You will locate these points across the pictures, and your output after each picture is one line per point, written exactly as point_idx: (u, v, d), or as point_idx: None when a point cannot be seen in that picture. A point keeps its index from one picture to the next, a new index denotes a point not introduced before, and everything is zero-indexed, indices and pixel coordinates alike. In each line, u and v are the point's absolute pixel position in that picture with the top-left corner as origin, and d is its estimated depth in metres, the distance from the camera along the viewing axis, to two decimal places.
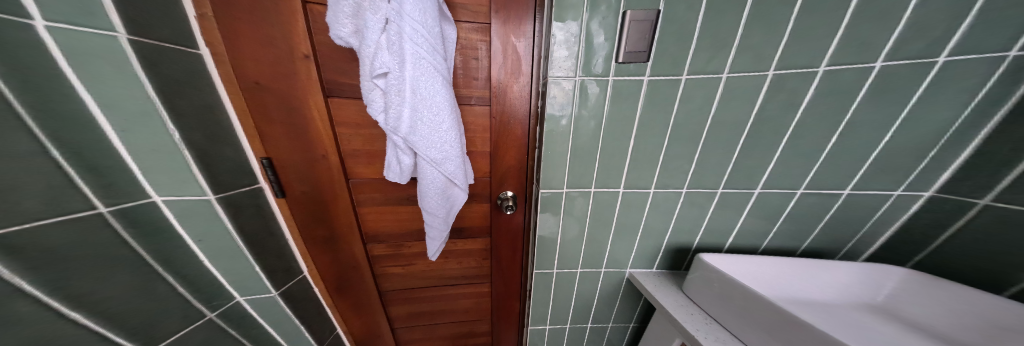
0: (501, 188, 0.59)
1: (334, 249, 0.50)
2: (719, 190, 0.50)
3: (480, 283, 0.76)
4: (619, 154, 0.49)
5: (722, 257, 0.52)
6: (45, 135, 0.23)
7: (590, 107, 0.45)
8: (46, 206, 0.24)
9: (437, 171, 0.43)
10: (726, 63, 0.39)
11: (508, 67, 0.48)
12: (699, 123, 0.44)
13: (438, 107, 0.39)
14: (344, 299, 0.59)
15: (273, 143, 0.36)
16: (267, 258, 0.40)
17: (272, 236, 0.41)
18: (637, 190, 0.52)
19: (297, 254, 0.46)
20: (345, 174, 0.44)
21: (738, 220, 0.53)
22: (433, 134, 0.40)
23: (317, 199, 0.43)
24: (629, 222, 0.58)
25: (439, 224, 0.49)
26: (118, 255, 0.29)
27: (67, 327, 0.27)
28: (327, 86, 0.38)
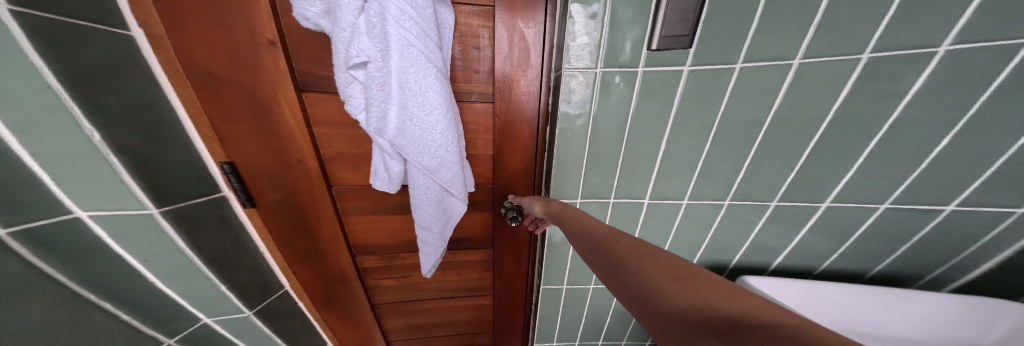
0: (505, 196, 0.52)
1: (319, 261, 0.45)
2: (774, 203, 0.41)
3: (481, 296, 0.70)
4: (647, 159, 0.41)
5: (773, 282, 0.44)
6: None
7: (612, 104, 0.37)
8: None
9: (431, 180, 0.37)
10: (801, 45, 0.29)
11: (514, 59, 0.41)
12: (753, 123, 0.35)
13: (431, 105, 0.33)
14: (332, 313, 0.54)
15: (239, 148, 0.30)
16: (237, 276, 0.35)
17: (243, 251, 0.35)
18: (666, 200, 0.44)
19: (275, 268, 0.41)
20: (327, 181, 0.39)
21: (795, 238, 0.44)
22: (425, 137, 0.34)
23: (295, 209, 0.38)
24: (654, 236, 0.50)
25: (434, 238, 0.43)
26: (32, 294, 0.21)
27: None
28: (301, 78, 0.32)
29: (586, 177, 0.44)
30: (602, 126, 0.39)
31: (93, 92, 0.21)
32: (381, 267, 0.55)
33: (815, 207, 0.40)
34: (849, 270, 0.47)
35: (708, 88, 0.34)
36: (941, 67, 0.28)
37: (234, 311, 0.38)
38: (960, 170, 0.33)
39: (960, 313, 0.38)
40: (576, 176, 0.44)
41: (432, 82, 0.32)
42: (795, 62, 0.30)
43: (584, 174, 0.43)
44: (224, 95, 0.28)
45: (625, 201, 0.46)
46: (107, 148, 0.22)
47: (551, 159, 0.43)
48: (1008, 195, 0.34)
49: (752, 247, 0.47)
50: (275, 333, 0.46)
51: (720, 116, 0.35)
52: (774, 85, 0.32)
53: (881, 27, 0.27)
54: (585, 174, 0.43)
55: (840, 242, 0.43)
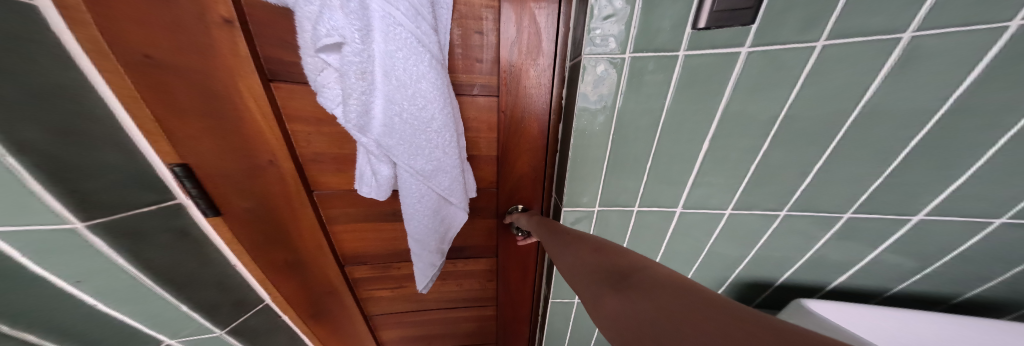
0: (511, 202, 0.46)
1: (303, 273, 0.41)
2: (846, 214, 0.33)
3: (484, 308, 0.65)
4: (684, 162, 0.34)
5: (834, 307, 0.37)
6: None
7: (643, 95, 0.30)
8: None
9: (425, 187, 0.32)
10: (922, 9, 0.21)
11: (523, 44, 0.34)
12: (829, 117, 0.27)
13: (424, 98, 0.27)
14: (322, 328, 0.50)
15: (195, 147, 0.26)
16: (202, 294, 0.31)
17: (208, 265, 0.31)
18: (704, 209, 0.37)
19: (252, 281, 0.37)
20: (305, 183, 0.36)
21: (866, 258, 0.36)
22: (418, 137, 0.28)
23: (268, 217, 0.34)
24: (685, 250, 0.42)
25: (430, 252, 0.38)
26: None
27: None
28: (268, 67, 0.28)
29: (607, 183, 0.37)
30: (629, 123, 0.32)
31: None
32: (373, 277, 0.51)
33: (901, 221, 0.32)
34: (933, 297, 0.38)
35: (771, 74, 0.26)
36: None
37: (203, 331, 0.34)
38: None
39: None
40: (595, 182, 0.37)
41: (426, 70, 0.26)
42: (905, 36, 0.22)
43: (604, 179, 0.37)
44: (169, 83, 0.24)
45: (653, 210, 0.39)
46: (1, 148, 0.17)
47: (566, 163, 0.37)
48: None
49: (807, 265, 0.39)
50: None
51: (784, 110, 0.28)
52: (867, 69, 0.24)
53: None
54: (606, 178, 0.37)
55: (926, 263, 0.35)
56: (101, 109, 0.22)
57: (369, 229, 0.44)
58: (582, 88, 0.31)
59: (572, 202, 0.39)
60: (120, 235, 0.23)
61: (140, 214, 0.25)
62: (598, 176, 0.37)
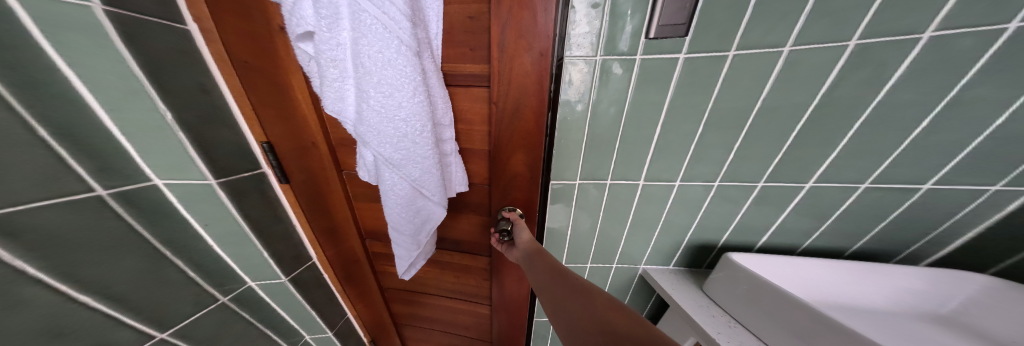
0: (505, 197, 0.53)
1: (338, 241, 0.51)
2: (760, 183, 0.44)
3: (479, 303, 0.74)
4: (643, 143, 0.44)
5: (755, 258, 0.48)
6: (30, 114, 0.20)
7: (611, 91, 0.40)
8: (35, 187, 0.22)
9: (398, 175, 0.38)
10: (791, 33, 0.31)
11: (517, 32, 0.36)
12: (741, 110, 0.37)
13: (391, 88, 0.31)
14: (352, 287, 0.61)
15: (274, 130, 0.35)
16: (275, 245, 0.41)
17: (279, 223, 0.41)
18: (659, 182, 0.47)
19: (305, 240, 0.47)
20: (337, 165, 0.45)
21: (780, 218, 0.47)
22: (385, 124, 0.33)
23: (314, 189, 0.43)
24: (647, 217, 0.53)
25: (405, 236, 0.44)
26: (121, 242, 0.28)
27: (84, 312, 0.28)
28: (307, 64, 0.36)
29: (585, 162, 0.47)
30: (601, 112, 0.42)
31: (160, 78, 0.25)
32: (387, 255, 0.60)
33: (798, 187, 0.42)
34: (827, 251, 0.49)
35: (703, 74, 0.36)
36: (925, 52, 0.29)
37: (273, 277, 0.44)
38: (939, 150, 0.35)
39: (930, 284, 0.42)
40: (576, 160, 0.47)
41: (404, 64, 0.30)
42: (785, 49, 0.32)
43: (583, 158, 0.47)
44: (258, 82, 0.32)
45: (621, 184, 0.49)
46: (177, 125, 0.27)
47: (551, 143, 0.46)
48: (986, 173, 0.35)
49: (737, 227, 0.50)
50: (306, 301, 0.52)
51: (713, 103, 0.38)
52: (762, 73, 0.34)
53: (872, 13, 0.28)
54: (584, 158, 0.47)
55: (821, 221, 0.46)
56: (222, 100, 0.31)
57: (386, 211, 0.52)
58: (562, 81, 0.40)
59: (557, 177, 0.49)
60: (233, 192, 0.33)
61: (241, 178, 0.34)
62: (578, 156, 0.47)
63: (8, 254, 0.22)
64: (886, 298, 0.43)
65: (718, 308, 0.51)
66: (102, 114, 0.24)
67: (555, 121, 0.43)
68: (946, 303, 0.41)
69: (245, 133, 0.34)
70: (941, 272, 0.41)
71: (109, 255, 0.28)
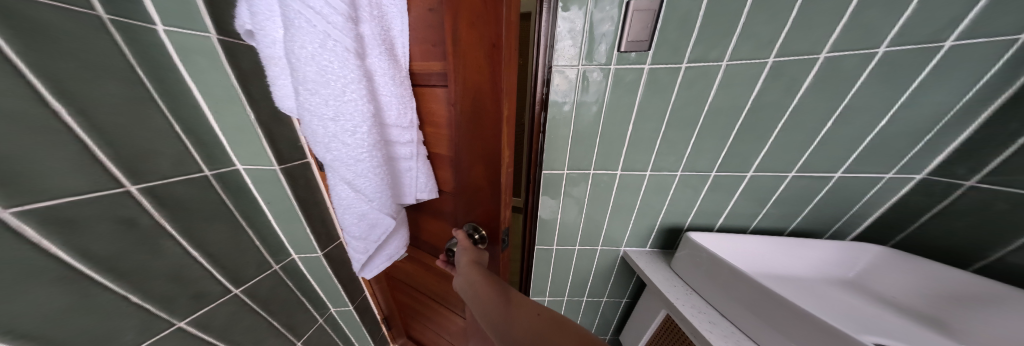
0: (467, 216, 0.43)
1: None
2: (713, 173, 0.53)
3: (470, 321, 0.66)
4: (621, 137, 0.53)
5: (710, 237, 0.57)
6: (168, 111, 0.31)
7: (592, 93, 0.49)
8: (172, 164, 0.32)
9: (336, 178, 0.34)
10: (727, 51, 0.41)
11: (472, 19, 0.29)
12: (694, 112, 0.47)
13: (313, 84, 0.27)
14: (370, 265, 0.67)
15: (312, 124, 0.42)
16: (315, 224, 0.50)
17: (318, 204, 0.50)
18: (633, 172, 0.57)
19: (334, 222, 0.56)
20: None
21: (731, 202, 0.57)
22: (316, 124, 0.30)
23: None
24: (624, 203, 0.62)
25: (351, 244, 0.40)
26: (216, 213, 0.38)
27: (195, 267, 0.37)
28: None
29: (572, 153, 0.56)
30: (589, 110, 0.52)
31: (249, 87, 0.34)
32: None
33: (742, 176, 0.52)
34: (770, 231, 0.59)
35: (666, 79, 0.45)
36: (824, 67, 0.40)
37: (311, 251, 0.53)
38: (843, 143, 0.45)
39: (841, 255, 0.53)
40: (567, 152, 0.56)
41: (337, 59, 0.27)
42: (724, 63, 0.42)
43: (571, 149, 0.56)
44: None
45: (601, 174, 0.58)
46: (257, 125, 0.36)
47: (544, 139, 0.55)
48: (879, 162, 0.46)
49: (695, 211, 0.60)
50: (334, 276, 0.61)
51: (675, 104, 0.47)
52: (708, 80, 0.44)
53: (783, 38, 0.39)
54: (572, 149, 0.56)
55: (763, 204, 0.55)
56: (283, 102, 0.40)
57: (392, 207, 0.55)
58: (551, 85, 0.49)
59: (549, 166, 0.58)
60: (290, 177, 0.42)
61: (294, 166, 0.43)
62: (567, 148, 0.56)
63: (159, 215, 0.32)
64: (811, 266, 0.54)
65: (680, 280, 0.62)
66: (208, 112, 0.35)
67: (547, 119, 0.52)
68: (851, 270, 0.53)
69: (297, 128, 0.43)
70: (848, 245, 0.52)
71: (212, 224, 0.38)
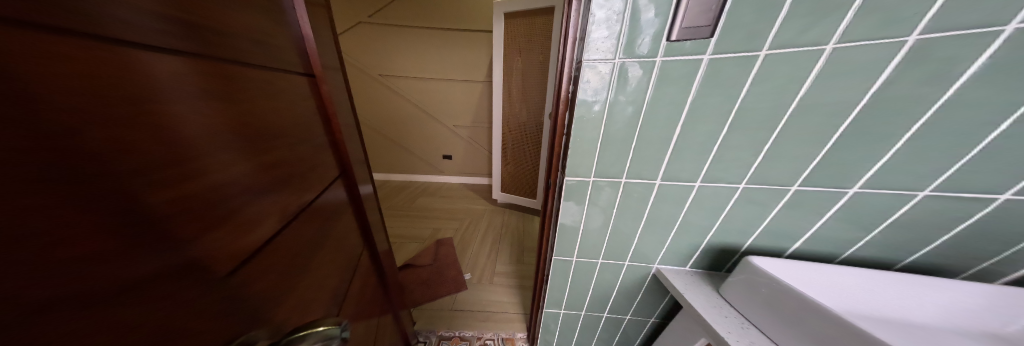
0: None
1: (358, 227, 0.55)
2: (794, 188, 0.42)
3: None
4: (668, 143, 0.43)
5: (777, 262, 0.46)
6: None
7: (628, 92, 0.40)
8: None
9: None
10: (837, 30, 0.30)
11: None
12: (778, 111, 0.36)
13: None
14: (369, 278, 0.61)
15: (305, 130, 0.39)
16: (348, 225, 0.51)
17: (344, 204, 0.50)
18: (679, 183, 0.46)
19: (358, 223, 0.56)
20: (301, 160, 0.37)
21: (814, 224, 0.45)
22: None
23: (324, 173, 0.43)
24: (662, 217, 0.52)
25: None
26: None
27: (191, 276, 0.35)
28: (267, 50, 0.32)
29: (603, 159, 0.47)
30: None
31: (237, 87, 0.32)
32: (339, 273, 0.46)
33: (840, 193, 0.41)
34: (876, 263, 0.46)
35: (741, 69, 0.35)
36: (1005, 47, 0.28)
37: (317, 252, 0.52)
38: (1010, 154, 0.32)
39: (988, 303, 0.39)
40: (598, 157, 0.47)
41: None
42: (828, 47, 0.31)
43: (602, 154, 0.47)
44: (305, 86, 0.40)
45: (638, 184, 0.49)
46: None
47: (568, 143, 0.48)
48: None
49: (755, 232, 0.49)
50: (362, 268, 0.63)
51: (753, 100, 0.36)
52: (799, 73, 0.34)
53: (936, 9, 0.28)
54: (604, 154, 0.47)
55: (869, 229, 0.43)
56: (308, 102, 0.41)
57: (339, 246, 0.47)
58: (583, 82, 0.41)
59: (574, 171, 0.50)
60: (325, 166, 0.44)
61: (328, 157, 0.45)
62: (598, 152, 0.47)
63: None
64: (929, 310, 0.41)
65: (732, 309, 0.49)
66: None
67: (574, 121, 0.45)
68: (1009, 326, 0.38)
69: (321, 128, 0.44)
70: (998, 288, 0.38)
71: None
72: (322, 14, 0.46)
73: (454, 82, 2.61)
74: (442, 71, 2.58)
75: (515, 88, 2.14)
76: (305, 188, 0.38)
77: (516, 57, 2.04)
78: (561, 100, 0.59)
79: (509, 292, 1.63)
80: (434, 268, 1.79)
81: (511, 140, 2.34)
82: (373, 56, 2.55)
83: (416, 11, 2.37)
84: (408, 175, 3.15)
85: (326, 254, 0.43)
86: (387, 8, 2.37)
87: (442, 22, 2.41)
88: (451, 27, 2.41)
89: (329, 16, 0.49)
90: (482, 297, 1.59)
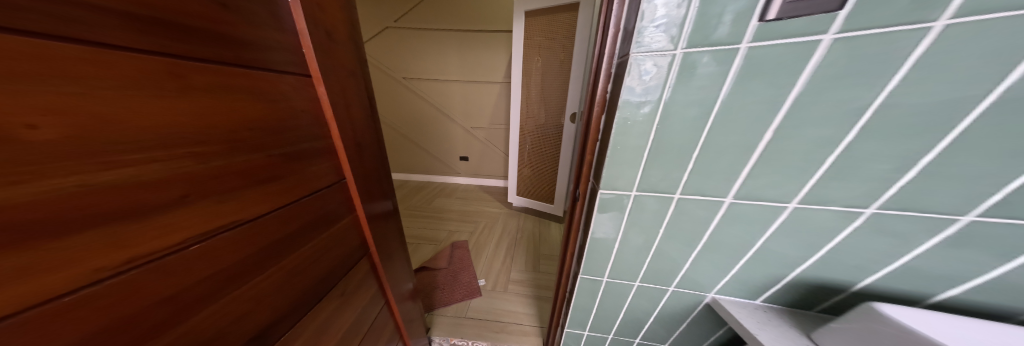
0: None
1: (352, 241, 0.50)
2: (966, 217, 0.31)
3: None
4: (747, 149, 0.34)
5: (916, 314, 0.33)
6: None
7: (693, 89, 0.33)
8: None
9: None
10: None
11: None
12: (943, 109, 0.26)
13: None
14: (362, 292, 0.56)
15: (289, 135, 0.35)
16: (339, 237, 0.47)
17: (339, 215, 0.46)
18: (769, 202, 0.37)
19: (357, 235, 0.52)
20: (271, 169, 0.33)
21: (991, 271, 0.33)
22: None
23: (309, 182, 0.39)
24: (726, 242, 0.43)
25: None
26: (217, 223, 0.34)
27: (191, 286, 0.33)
28: (246, 47, 0.29)
29: (654, 167, 0.40)
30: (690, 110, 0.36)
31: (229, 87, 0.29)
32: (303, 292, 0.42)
33: None
34: None
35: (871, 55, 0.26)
36: None
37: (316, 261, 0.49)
38: None
39: None
40: (648, 165, 0.40)
41: None
42: None
43: (654, 162, 0.39)
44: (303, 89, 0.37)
45: (709, 202, 0.40)
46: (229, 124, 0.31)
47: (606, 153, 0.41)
48: None
49: (855, 265, 0.38)
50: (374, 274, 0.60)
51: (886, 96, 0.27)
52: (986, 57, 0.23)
53: None
54: (656, 162, 0.39)
55: None
56: (306, 106, 0.38)
57: (314, 259, 0.42)
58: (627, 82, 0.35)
59: (614, 179, 0.43)
60: (317, 174, 0.40)
61: (325, 165, 0.42)
62: (648, 159, 0.39)
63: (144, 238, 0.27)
64: None
65: None
66: None
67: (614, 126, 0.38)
68: None
69: (320, 133, 0.41)
70: None
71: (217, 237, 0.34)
72: (343, 8, 0.43)
73: (472, 83, 2.60)
74: (462, 73, 2.57)
75: (535, 89, 2.06)
76: (269, 196, 0.33)
77: (536, 57, 1.97)
78: (598, 100, 0.52)
79: (524, 302, 1.55)
80: (449, 271, 1.76)
81: (529, 143, 2.26)
82: (395, 60, 2.61)
83: (437, 14, 2.39)
84: (426, 176, 3.19)
85: (290, 267, 0.38)
86: (410, 12, 2.40)
87: (463, 24, 2.40)
88: (472, 29, 2.40)
89: (352, 10, 0.46)
90: (496, 305, 1.53)
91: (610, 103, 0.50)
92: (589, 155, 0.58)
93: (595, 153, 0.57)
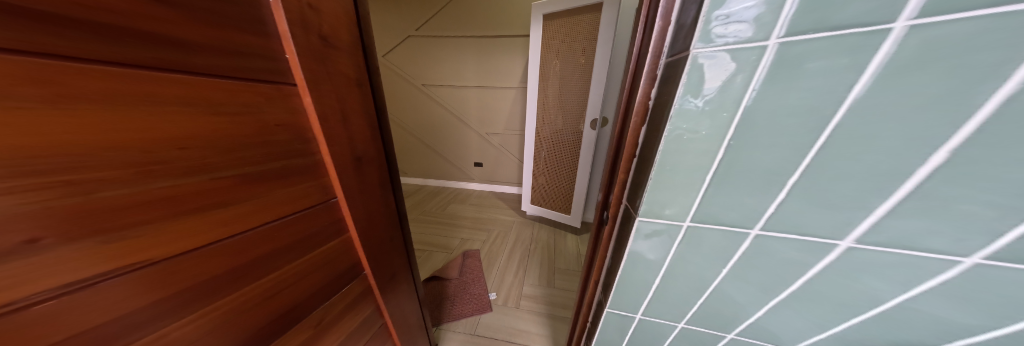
0: None
1: (336, 266, 0.46)
2: None
3: None
4: (867, 175, 0.25)
5: None
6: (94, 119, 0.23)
7: (795, 93, 0.24)
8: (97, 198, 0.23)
9: None
10: None
11: None
12: None
13: None
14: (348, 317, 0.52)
15: (252, 155, 0.31)
16: (318, 263, 0.42)
17: (319, 242, 0.41)
18: (932, 254, 0.26)
19: (344, 260, 0.47)
20: (220, 195, 0.30)
21: None
22: None
23: (278, 206, 0.35)
24: (823, 291, 0.33)
25: None
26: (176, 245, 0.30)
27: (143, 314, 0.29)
28: (192, 57, 0.25)
29: (715, 192, 0.31)
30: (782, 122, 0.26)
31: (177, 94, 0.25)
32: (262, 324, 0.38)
33: None
34: None
35: None
36: None
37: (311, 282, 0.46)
38: None
39: None
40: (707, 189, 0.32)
41: None
42: None
43: (717, 186, 0.31)
44: (281, 102, 0.32)
45: (807, 242, 0.30)
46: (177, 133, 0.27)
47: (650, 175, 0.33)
48: None
49: None
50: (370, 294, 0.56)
51: None
52: None
53: None
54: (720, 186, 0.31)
55: None
56: (282, 121, 0.33)
57: (282, 287, 0.39)
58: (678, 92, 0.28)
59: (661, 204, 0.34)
60: (294, 196, 0.36)
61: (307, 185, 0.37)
62: (708, 182, 0.31)
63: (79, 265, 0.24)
64: None
65: None
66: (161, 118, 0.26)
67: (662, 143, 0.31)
68: None
69: (304, 150, 0.36)
70: None
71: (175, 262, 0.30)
72: (349, 8, 0.39)
73: (488, 89, 2.57)
74: (478, 79, 2.56)
75: (553, 94, 1.99)
76: (215, 223, 0.30)
77: (554, 60, 1.90)
78: (635, 108, 0.43)
79: (538, 321, 1.44)
80: (459, 283, 1.69)
81: (545, 150, 2.17)
82: (414, 66, 2.65)
83: (455, 20, 2.40)
84: (439, 181, 3.18)
85: (246, 297, 0.35)
86: (430, 20, 2.44)
87: (480, 30, 2.39)
88: (489, 35, 2.38)
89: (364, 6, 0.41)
90: (507, 324, 1.43)
91: (653, 112, 0.41)
92: (621, 172, 0.49)
93: (630, 171, 0.47)
